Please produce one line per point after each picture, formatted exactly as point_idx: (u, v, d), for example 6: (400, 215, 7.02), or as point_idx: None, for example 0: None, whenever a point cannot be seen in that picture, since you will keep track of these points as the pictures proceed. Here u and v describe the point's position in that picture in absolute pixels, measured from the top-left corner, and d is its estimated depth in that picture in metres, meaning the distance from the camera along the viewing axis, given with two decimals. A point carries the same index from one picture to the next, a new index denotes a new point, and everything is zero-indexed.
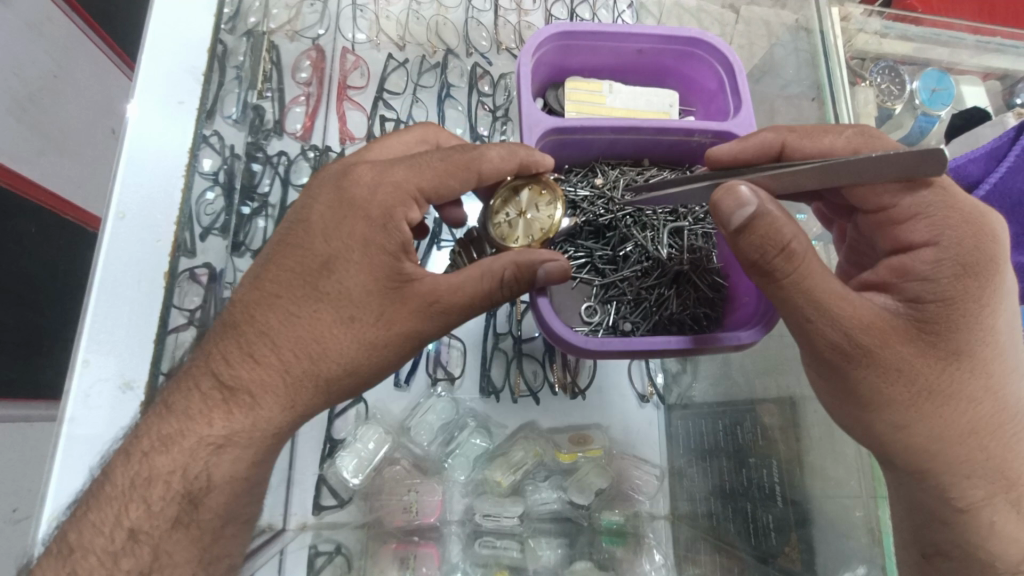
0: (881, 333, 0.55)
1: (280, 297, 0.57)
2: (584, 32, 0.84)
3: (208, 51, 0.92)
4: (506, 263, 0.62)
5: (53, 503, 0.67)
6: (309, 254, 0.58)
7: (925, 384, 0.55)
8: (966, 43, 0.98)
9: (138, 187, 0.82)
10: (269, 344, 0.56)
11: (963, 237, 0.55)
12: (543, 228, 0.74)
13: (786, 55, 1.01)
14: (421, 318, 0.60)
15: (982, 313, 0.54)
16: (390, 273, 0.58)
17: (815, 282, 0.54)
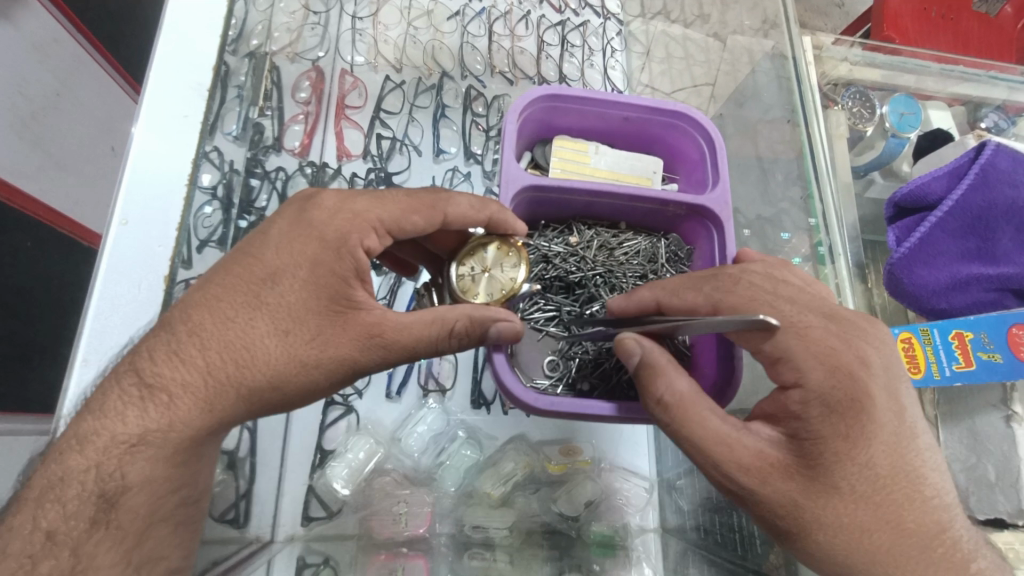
0: (774, 471, 0.56)
1: (220, 299, 0.57)
2: (572, 96, 0.87)
3: (213, 69, 0.96)
4: (459, 316, 0.61)
5: None
6: (258, 264, 0.58)
7: (839, 516, 0.53)
8: (931, 71, 1.04)
9: (142, 196, 0.84)
10: (197, 343, 0.56)
11: (835, 364, 0.57)
12: (504, 288, 0.73)
13: (764, 81, 1.06)
14: (359, 345, 0.58)
15: (870, 441, 0.54)
16: (332, 296, 0.58)
17: (697, 425, 0.58)
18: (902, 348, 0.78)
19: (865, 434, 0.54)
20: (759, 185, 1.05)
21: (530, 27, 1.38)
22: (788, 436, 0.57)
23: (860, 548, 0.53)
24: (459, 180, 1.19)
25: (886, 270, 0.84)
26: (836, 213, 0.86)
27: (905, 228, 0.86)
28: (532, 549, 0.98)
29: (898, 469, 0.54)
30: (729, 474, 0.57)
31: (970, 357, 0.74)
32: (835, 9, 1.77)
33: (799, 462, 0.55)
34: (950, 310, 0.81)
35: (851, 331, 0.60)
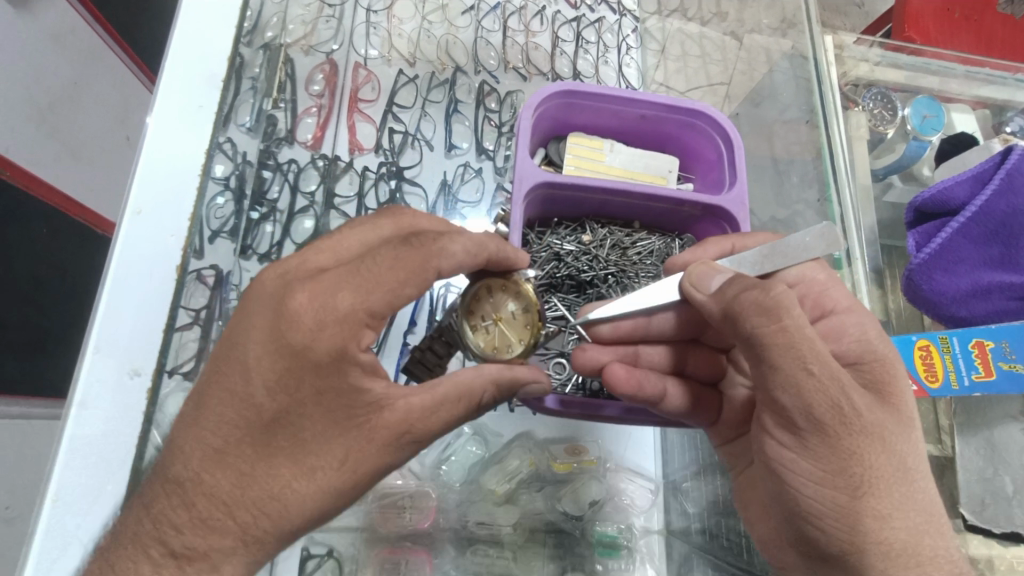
0: (845, 387, 0.51)
1: (226, 454, 0.53)
2: (588, 93, 0.86)
3: (228, 59, 0.96)
4: (486, 386, 0.61)
5: (57, 482, 0.68)
6: (254, 408, 0.53)
7: (873, 435, 0.51)
8: (955, 73, 1.02)
9: (154, 186, 0.85)
10: (219, 506, 0.53)
11: (842, 324, 0.62)
12: (524, 335, 0.72)
13: (783, 81, 1.04)
14: (391, 450, 0.57)
15: (888, 389, 0.56)
16: (346, 410, 0.55)
17: (803, 341, 0.50)
18: (921, 357, 0.75)
19: (881, 382, 0.56)
20: (774, 188, 1.03)
21: (545, 22, 1.37)
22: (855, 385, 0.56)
23: (874, 479, 0.51)
24: (470, 176, 1.19)
25: (906, 276, 0.83)
26: (855, 216, 0.84)
27: (926, 234, 0.84)
28: (535, 546, 0.98)
29: (909, 407, 0.55)
30: (792, 374, 0.50)
31: (990, 367, 0.73)
32: (854, 9, 1.74)
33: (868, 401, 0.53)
34: (969, 318, 0.80)
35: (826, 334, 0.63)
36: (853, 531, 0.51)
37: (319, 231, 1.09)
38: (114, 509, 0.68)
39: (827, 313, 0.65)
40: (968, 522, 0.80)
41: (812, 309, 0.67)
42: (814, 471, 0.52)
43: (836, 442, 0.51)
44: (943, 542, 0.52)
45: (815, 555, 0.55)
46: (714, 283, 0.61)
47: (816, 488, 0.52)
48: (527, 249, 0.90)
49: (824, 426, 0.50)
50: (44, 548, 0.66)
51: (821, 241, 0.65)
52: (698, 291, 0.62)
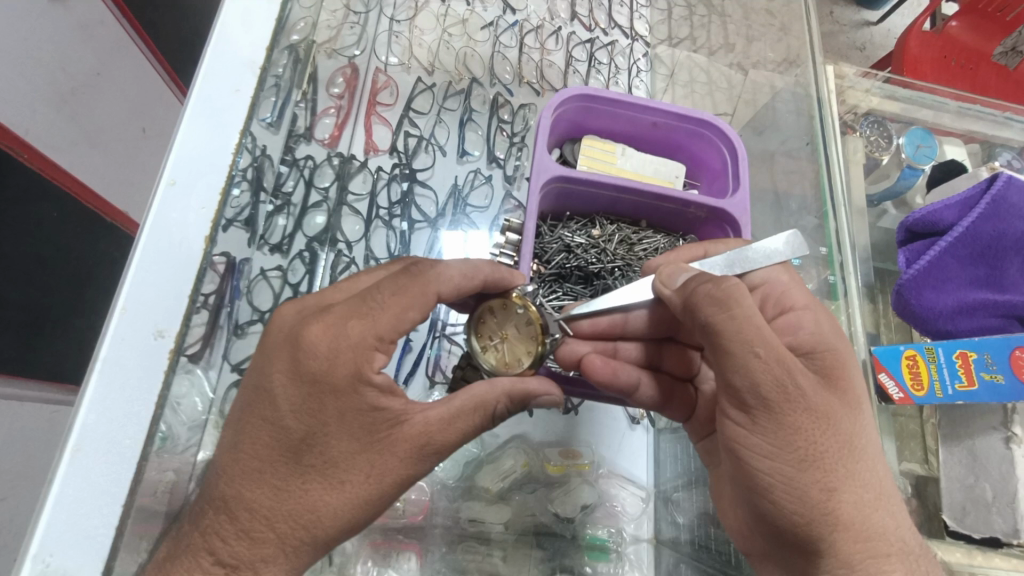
0: (790, 368, 0.54)
1: (263, 473, 0.56)
2: (603, 99, 0.91)
3: (268, 48, 1.00)
4: (499, 398, 0.63)
5: (78, 435, 0.69)
6: (284, 432, 0.55)
7: (815, 413, 0.54)
8: (948, 108, 1.07)
9: (191, 159, 0.87)
10: (260, 520, 0.55)
11: (799, 320, 0.65)
12: (530, 347, 0.72)
13: (786, 110, 1.10)
14: (414, 461, 0.59)
15: (835, 374, 0.58)
16: (368, 427, 0.57)
17: (750, 326, 0.53)
18: (908, 366, 0.78)
19: (830, 368, 0.59)
20: (772, 213, 1.08)
21: (560, 42, 1.42)
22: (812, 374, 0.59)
23: (819, 454, 0.54)
24: (480, 182, 1.22)
25: (895, 290, 0.87)
26: (850, 235, 0.88)
27: (915, 252, 0.89)
28: (525, 548, 0.98)
29: (854, 391, 0.58)
30: (741, 356, 0.53)
31: (973, 377, 0.77)
32: (856, 52, 1.82)
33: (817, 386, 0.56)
34: (955, 332, 0.83)
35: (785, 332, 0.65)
36: (800, 504, 0.54)
37: (331, 227, 1.13)
38: (132, 468, 0.69)
39: (787, 309, 0.68)
40: (948, 529, 0.83)
41: (773, 310, 0.70)
42: (763, 447, 0.54)
43: (782, 420, 0.53)
44: (890, 516, 0.55)
45: (770, 529, 0.57)
46: (678, 280, 0.65)
47: (768, 464, 0.54)
48: (539, 240, 0.95)
49: (770, 404, 0.53)
50: (60, 498, 0.66)
51: (788, 247, 0.74)
52: (665, 287, 0.65)
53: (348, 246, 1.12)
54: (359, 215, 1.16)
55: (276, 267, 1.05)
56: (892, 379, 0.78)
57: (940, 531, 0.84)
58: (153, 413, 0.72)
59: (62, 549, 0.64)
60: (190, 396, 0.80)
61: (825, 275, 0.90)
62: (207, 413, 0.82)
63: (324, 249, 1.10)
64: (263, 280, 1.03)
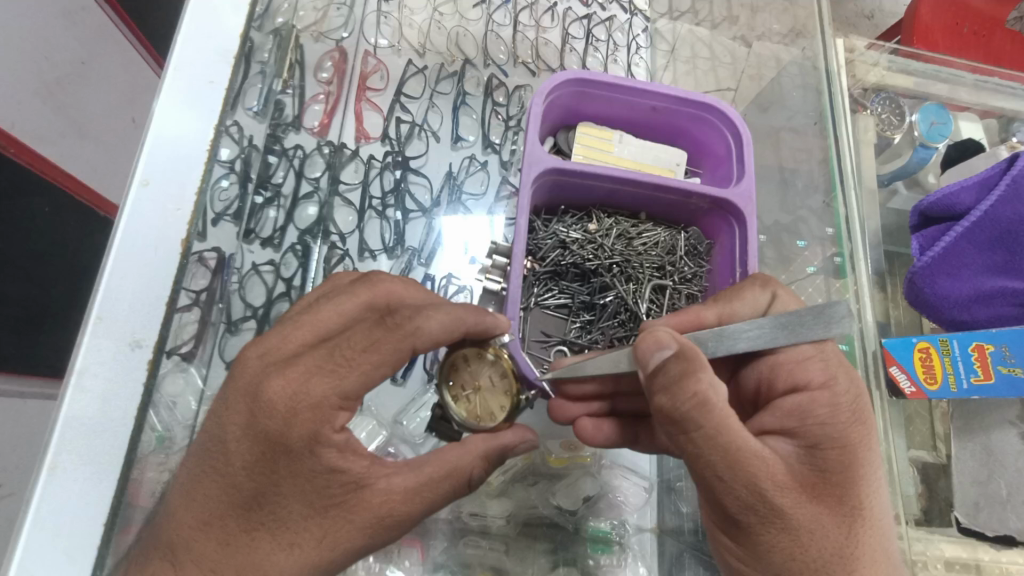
0: (762, 491, 0.53)
1: (210, 524, 0.54)
2: (599, 81, 0.87)
3: (242, 36, 0.94)
4: (474, 463, 0.61)
5: (57, 452, 0.67)
6: (235, 489, 0.54)
7: (795, 532, 0.53)
8: (965, 81, 1.02)
9: (166, 157, 0.83)
10: (204, 571, 0.53)
11: (809, 402, 0.60)
12: (504, 398, 0.69)
13: (792, 86, 1.04)
14: (366, 532, 0.58)
15: (834, 478, 0.55)
16: (322, 491, 0.56)
17: (721, 443, 0.52)
18: (921, 358, 0.77)
19: (830, 472, 0.55)
20: (777, 194, 1.03)
21: (556, 18, 1.36)
22: (803, 450, 0.57)
23: (805, 572, 0.53)
24: (475, 169, 1.19)
25: (908, 279, 0.85)
26: (860, 220, 0.85)
27: (929, 238, 0.86)
28: (528, 540, 0.97)
29: (856, 498, 0.55)
30: (708, 482, 0.54)
31: (989, 371, 0.74)
32: (864, 21, 1.74)
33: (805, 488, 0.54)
34: (971, 322, 0.82)
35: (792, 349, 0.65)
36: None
37: (323, 219, 1.09)
38: (118, 478, 0.68)
39: (799, 386, 0.63)
40: (958, 521, 0.81)
41: (783, 384, 0.65)
42: (738, 555, 0.56)
43: (756, 538, 0.54)
44: None
45: None
46: (654, 360, 0.55)
47: (740, 568, 0.57)
48: (533, 236, 0.92)
49: (741, 522, 0.54)
50: (43, 515, 0.64)
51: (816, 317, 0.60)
52: (641, 364, 0.57)
53: (342, 237, 1.09)
54: (352, 205, 1.12)
55: (268, 262, 1.02)
56: (904, 372, 0.77)
57: (950, 524, 0.82)
58: (129, 432, 0.70)
59: (46, 567, 0.63)
60: (182, 395, 0.80)
61: (831, 256, 0.87)
62: (200, 407, 0.79)
63: (317, 242, 1.07)
64: (255, 275, 0.99)
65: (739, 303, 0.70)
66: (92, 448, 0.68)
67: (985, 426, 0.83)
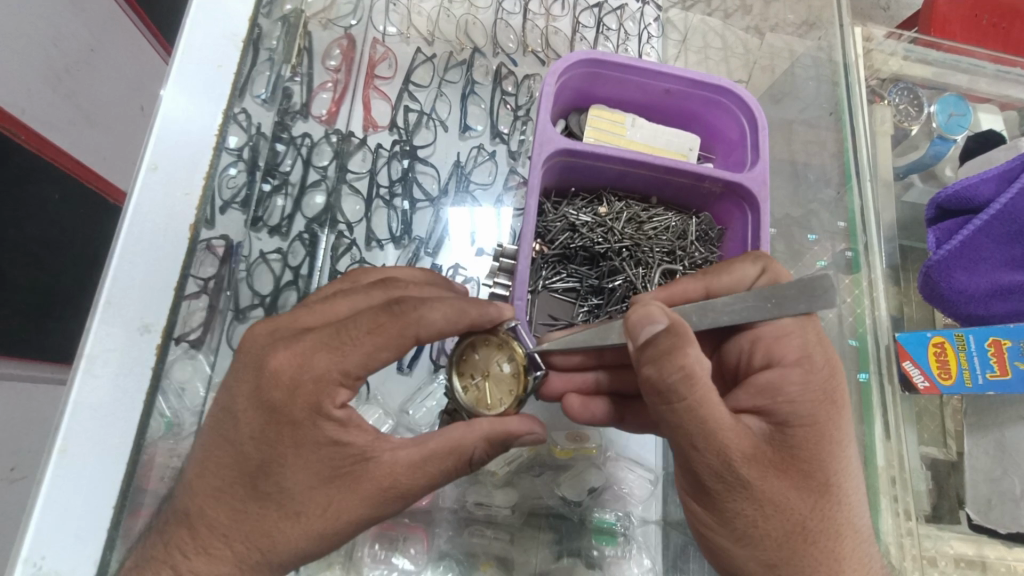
0: (732, 461, 0.53)
1: (223, 492, 0.55)
2: (611, 63, 0.86)
3: (250, 20, 0.93)
4: (478, 443, 0.60)
5: (65, 435, 0.67)
6: (244, 457, 0.55)
7: (762, 501, 0.53)
8: (985, 72, 1.00)
9: (175, 143, 0.83)
10: (218, 537, 0.55)
11: (782, 377, 0.59)
12: (512, 385, 0.68)
13: (805, 77, 1.03)
14: (374, 502, 0.58)
15: (803, 455, 0.55)
16: (331, 462, 0.56)
17: (701, 415, 0.52)
18: (935, 353, 0.76)
19: (799, 448, 0.55)
20: (789, 186, 1.02)
21: (566, 7, 1.35)
22: (775, 427, 0.57)
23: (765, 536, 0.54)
24: (484, 158, 1.18)
25: (923, 272, 0.83)
26: (875, 212, 0.83)
27: (947, 231, 0.84)
28: (532, 530, 0.97)
29: (823, 474, 0.55)
30: (681, 448, 0.54)
31: (1006, 367, 0.73)
32: (880, 11, 1.70)
33: (775, 461, 0.55)
34: (987, 317, 0.80)
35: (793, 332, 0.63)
36: (736, 568, 0.57)
37: (331, 207, 1.10)
38: (126, 462, 0.68)
39: (774, 362, 0.62)
40: (970, 520, 0.81)
41: (760, 358, 0.64)
42: (705, 519, 0.57)
43: (722, 504, 0.55)
44: None
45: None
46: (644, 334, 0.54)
47: (705, 532, 0.58)
48: (542, 218, 0.91)
49: (710, 488, 0.55)
50: (50, 499, 0.65)
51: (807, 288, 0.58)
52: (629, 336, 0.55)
53: (349, 226, 1.09)
54: (359, 195, 1.12)
55: (276, 250, 1.02)
56: (916, 367, 0.76)
57: (959, 521, 0.82)
58: (137, 417, 0.70)
59: (54, 551, 0.63)
60: (191, 381, 0.80)
61: (842, 249, 0.86)
62: (207, 394, 0.80)
63: (324, 231, 1.07)
64: (263, 263, 1.00)
65: (724, 278, 0.69)
66: (97, 428, 0.69)
67: (999, 423, 0.81)
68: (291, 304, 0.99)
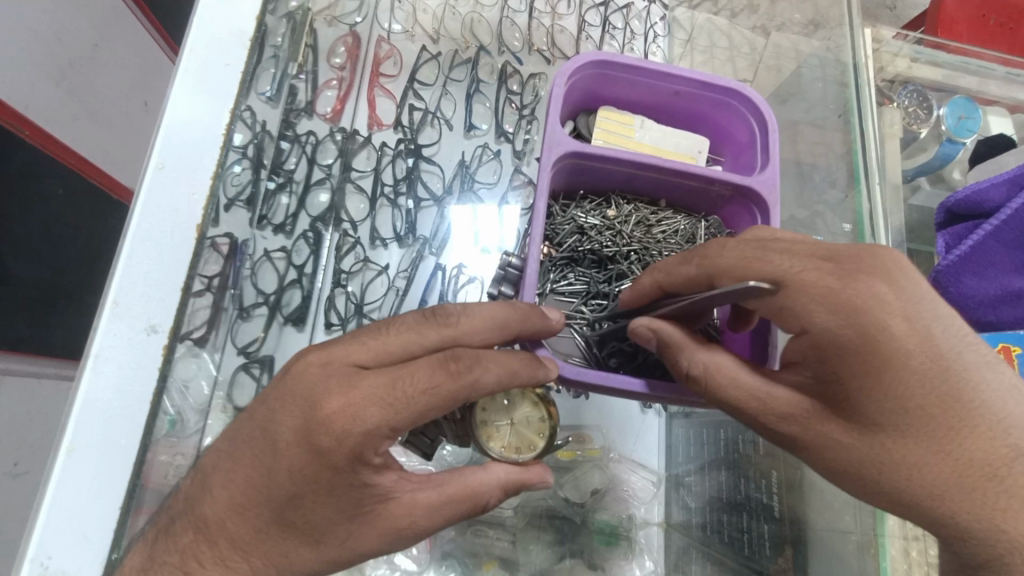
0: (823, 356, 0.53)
1: (246, 510, 0.55)
2: (620, 64, 0.85)
3: (257, 19, 0.93)
4: (493, 491, 0.61)
5: (73, 434, 0.68)
6: (269, 486, 0.54)
7: (900, 465, 0.51)
8: (995, 74, 0.99)
9: (181, 142, 0.83)
10: (237, 550, 0.56)
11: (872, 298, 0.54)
12: (540, 431, 0.69)
13: (813, 78, 1.02)
14: (391, 539, 0.59)
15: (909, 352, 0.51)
16: (354, 501, 0.56)
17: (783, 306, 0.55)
18: None
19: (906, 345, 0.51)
20: (796, 188, 1.01)
21: (572, 5, 1.34)
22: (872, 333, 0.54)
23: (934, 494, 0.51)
24: (489, 158, 1.17)
25: (932, 277, 0.84)
26: (884, 216, 0.83)
27: (957, 235, 0.84)
28: (536, 531, 0.97)
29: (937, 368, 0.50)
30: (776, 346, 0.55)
31: (1015, 373, 0.73)
32: (886, 12, 1.69)
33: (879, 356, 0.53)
34: (996, 323, 0.82)
35: (854, 257, 0.55)
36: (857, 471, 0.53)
37: (335, 206, 1.08)
38: (135, 460, 0.68)
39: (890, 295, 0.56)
40: None
41: None
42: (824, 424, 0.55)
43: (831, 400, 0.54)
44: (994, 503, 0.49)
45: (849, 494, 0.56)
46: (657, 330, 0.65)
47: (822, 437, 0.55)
48: (550, 220, 0.91)
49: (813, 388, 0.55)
50: (57, 498, 0.65)
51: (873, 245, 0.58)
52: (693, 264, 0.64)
53: (353, 225, 1.08)
54: (364, 193, 1.12)
55: (281, 249, 1.01)
56: None
57: None
58: (143, 417, 0.70)
59: (59, 554, 0.64)
60: (195, 378, 0.80)
61: None
62: (212, 393, 0.81)
63: (329, 229, 1.06)
64: (267, 261, 0.99)
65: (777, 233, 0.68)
66: (106, 431, 0.69)
67: None
68: (294, 303, 0.97)
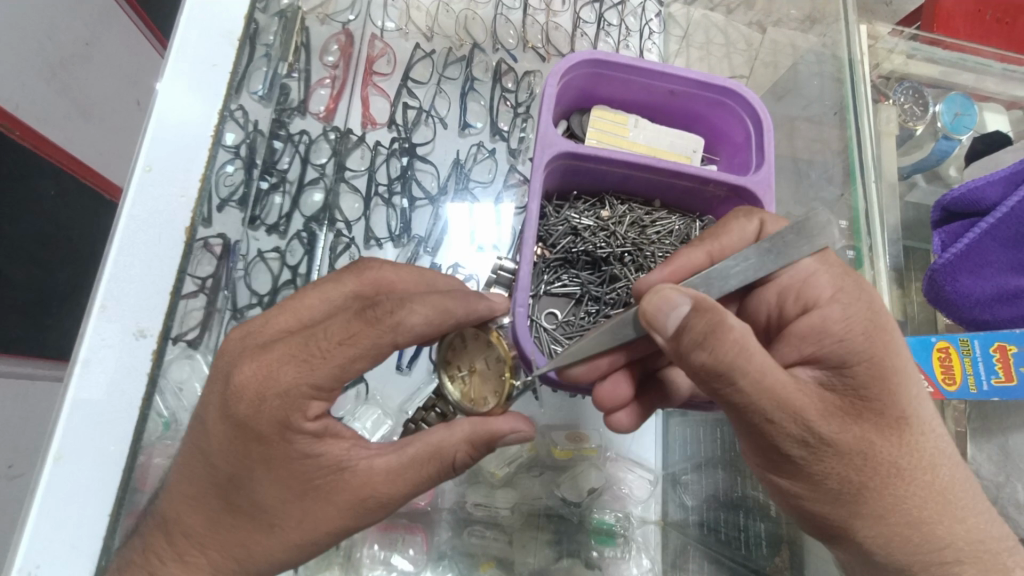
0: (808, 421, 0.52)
1: (199, 503, 0.56)
2: (615, 63, 0.85)
3: (246, 18, 0.92)
4: (458, 446, 0.58)
5: (61, 441, 0.67)
6: (215, 471, 0.55)
7: (864, 492, 0.54)
8: (991, 71, 0.99)
9: (169, 143, 0.82)
10: (194, 545, 0.57)
11: (825, 319, 0.58)
12: (502, 372, 0.62)
13: (809, 74, 1.01)
14: (350, 513, 0.57)
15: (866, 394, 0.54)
16: (302, 476, 0.55)
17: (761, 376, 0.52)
18: (940, 358, 0.75)
19: (864, 386, 0.55)
20: (791, 185, 1.01)
21: (567, 2, 1.33)
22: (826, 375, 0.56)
23: (832, 492, 0.55)
24: (483, 157, 1.17)
25: (928, 276, 0.82)
26: (879, 214, 0.82)
27: (953, 233, 0.84)
28: (532, 530, 0.97)
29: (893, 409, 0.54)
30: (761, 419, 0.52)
31: (1011, 372, 0.73)
32: (882, 6, 1.67)
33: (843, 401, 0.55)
34: (992, 322, 0.80)
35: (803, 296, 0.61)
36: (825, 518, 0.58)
37: (329, 206, 1.07)
38: (125, 461, 0.68)
39: (810, 306, 0.62)
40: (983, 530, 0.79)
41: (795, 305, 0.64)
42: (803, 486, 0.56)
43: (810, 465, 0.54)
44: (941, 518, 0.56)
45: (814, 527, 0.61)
46: (671, 321, 0.50)
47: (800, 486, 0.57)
48: (544, 221, 0.91)
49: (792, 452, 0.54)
50: (46, 503, 0.65)
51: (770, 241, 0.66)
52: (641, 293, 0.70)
53: (347, 225, 1.07)
54: (357, 192, 1.11)
55: (274, 249, 1.01)
56: (921, 372, 0.76)
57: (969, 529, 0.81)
58: (132, 420, 0.70)
59: (49, 560, 0.63)
60: (188, 380, 0.79)
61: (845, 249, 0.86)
62: (204, 392, 0.79)
63: (323, 229, 1.05)
64: (261, 262, 0.99)
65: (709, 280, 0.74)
66: (92, 436, 0.68)
67: (1004, 426, 0.81)
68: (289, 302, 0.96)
